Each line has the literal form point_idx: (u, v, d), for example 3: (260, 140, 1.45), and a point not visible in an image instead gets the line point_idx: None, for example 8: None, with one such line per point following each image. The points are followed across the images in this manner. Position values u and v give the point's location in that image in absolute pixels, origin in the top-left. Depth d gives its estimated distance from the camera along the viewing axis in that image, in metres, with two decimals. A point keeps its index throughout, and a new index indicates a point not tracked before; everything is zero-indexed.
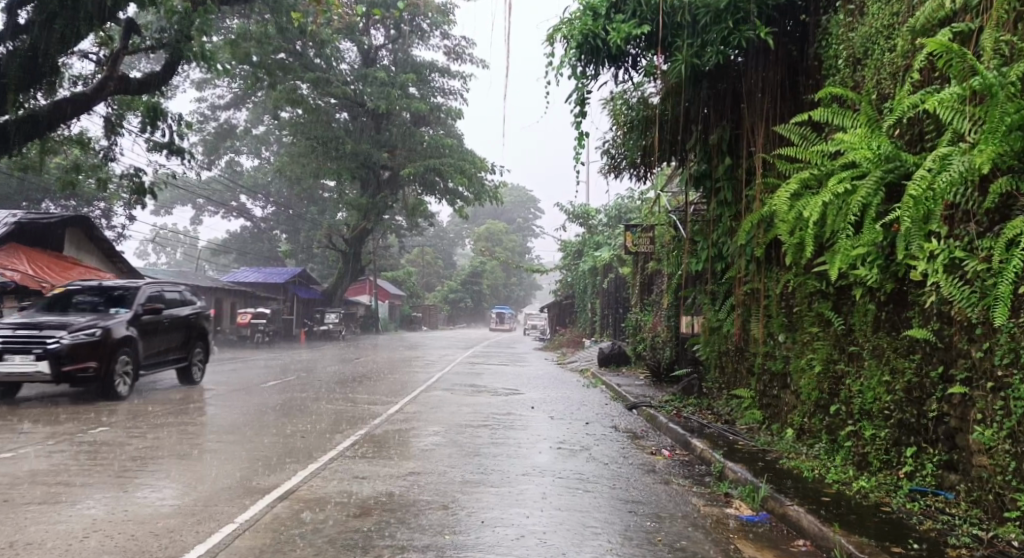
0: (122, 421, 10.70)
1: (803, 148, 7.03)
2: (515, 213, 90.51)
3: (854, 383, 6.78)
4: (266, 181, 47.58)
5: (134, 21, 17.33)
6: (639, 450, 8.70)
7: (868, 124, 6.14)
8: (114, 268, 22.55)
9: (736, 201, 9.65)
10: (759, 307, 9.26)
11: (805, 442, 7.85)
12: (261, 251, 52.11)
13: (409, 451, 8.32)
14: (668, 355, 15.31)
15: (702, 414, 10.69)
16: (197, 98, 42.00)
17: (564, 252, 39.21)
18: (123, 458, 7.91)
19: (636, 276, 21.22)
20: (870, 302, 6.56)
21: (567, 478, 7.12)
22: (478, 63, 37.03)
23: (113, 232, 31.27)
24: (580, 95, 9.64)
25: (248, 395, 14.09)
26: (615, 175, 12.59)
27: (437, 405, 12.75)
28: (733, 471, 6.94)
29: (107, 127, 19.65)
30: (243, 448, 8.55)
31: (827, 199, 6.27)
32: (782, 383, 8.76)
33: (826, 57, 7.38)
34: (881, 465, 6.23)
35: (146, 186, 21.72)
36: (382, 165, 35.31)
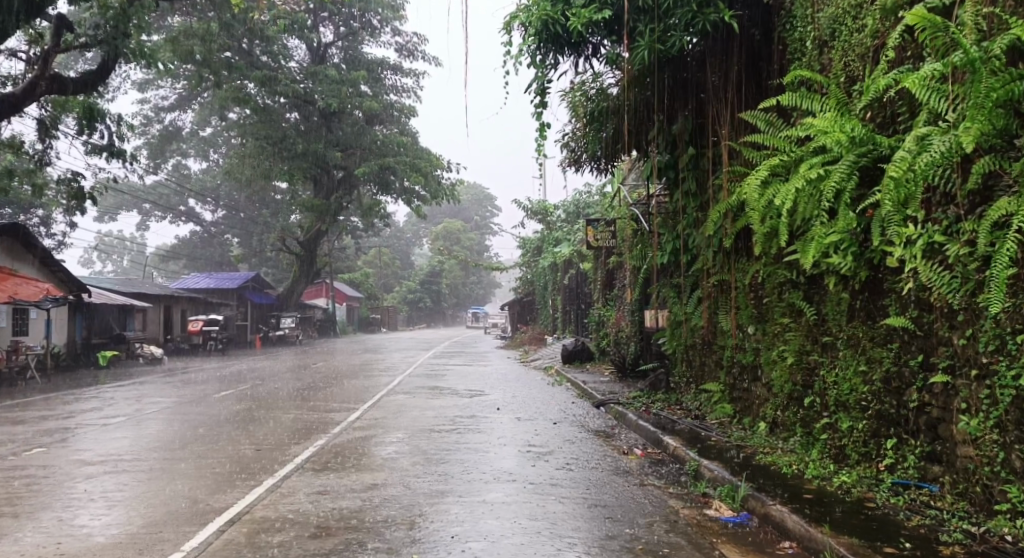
0: (63, 440, 10.09)
1: (771, 134, 6.86)
2: (472, 211, 90.14)
3: (829, 375, 6.61)
4: (215, 184, 46.34)
5: (66, 17, 16.52)
6: (610, 449, 8.45)
7: (837, 107, 5.98)
8: (52, 277, 21.46)
9: (700, 192, 9.48)
10: (727, 298, 9.08)
11: (780, 436, 7.67)
12: (212, 256, 50.77)
13: (371, 460, 7.94)
14: (633, 349, 15.16)
15: (671, 410, 10.51)
16: (140, 99, 40.57)
17: (523, 250, 38.97)
18: (63, 483, 7.37)
19: (597, 272, 21.05)
20: (843, 292, 6.40)
21: (539, 483, 6.83)
22: (430, 60, 36.56)
23: (54, 240, 30.03)
24: (540, 85, 9.33)
25: (200, 408, 13.49)
26: (576, 169, 12.34)
27: (399, 410, 12.36)
28: (709, 469, 6.71)
29: (41, 130, 18.73)
30: (193, 466, 8.06)
31: (799, 185, 6.09)
32: (752, 375, 8.61)
33: (791, 41, 7.23)
34: (860, 459, 6.06)
35: (85, 191, 20.76)
36: (335, 165, 34.58)
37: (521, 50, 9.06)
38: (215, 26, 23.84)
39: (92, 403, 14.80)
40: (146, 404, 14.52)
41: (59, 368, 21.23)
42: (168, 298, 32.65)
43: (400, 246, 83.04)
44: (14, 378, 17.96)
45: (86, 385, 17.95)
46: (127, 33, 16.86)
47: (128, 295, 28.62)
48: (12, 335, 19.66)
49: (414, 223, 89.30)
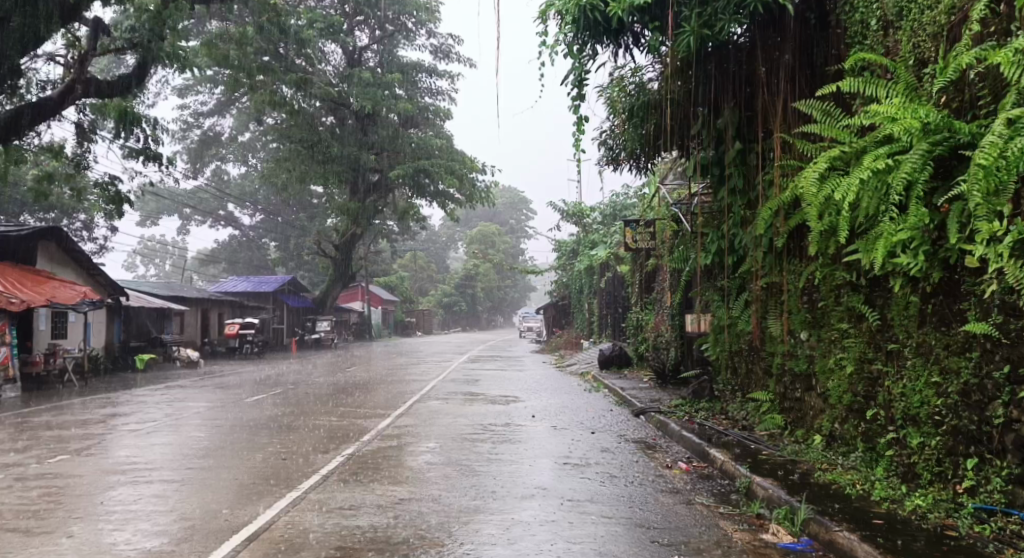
0: (93, 446, 9.93)
1: (829, 125, 6.34)
2: (507, 214, 89.88)
3: (895, 386, 6.06)
4: (253, 189, 46.73)
5: (103, 20, 16.57)
6: (653, 463, 7.95)
7: (906, 93, 5.47)
8: (90, 281, 21.64)
9: (748, 189, 8.93)
10: (777, 302, 8.53)
11: (838, 451, 7.11)
12: (249, 259, 51.24)
13: (400, 472, 7.56)
14: (673, 355, 14.62)
15: (716, 420, 9.97)
16: (180, 106, 40.84)
17: (559, 253, 38.52)
18: (89, 493, 7.14)
19: (635, 275, 20.51)
20: (912, 294, 5.84)
21: (577, 500, 6.38)
22: (465, 61, 36.34)
23: (95, 243, 30.50)
24: (577, 76, 8.88)
25: (232, 414, 13.29)
26: (615, 168, 11.86)
27: (432, 417, 12.01)
28: (762, 488, 6.19)
29: (79, 134, 18.83)
30: (218, 477, 7.78)
31: (863, 178, 5.56)
32: (805, 385, 8.04)
33: (849, 24, 6.68)
34: (933, 478, 5.52)
35: (122, 196, 20.86)
36: (371, 168, 34.53)
37: (557, 40, 8.62)
38: (251, 30, 23.74)
39: (127, 407, 14.76)
40: (179, 408, 14.41)
41: (97, 372, 21.37)
42: (206, 301, 32.84)
43: (434, 250, 83.26)
44: (53, 381, 18.05)
45: (122, 389, 17.99)
46: (163, 36, 16.83)
47: (167, 298, 28.79)
48: (52, 338, 19.80)
49: (449, 226, 89.41)
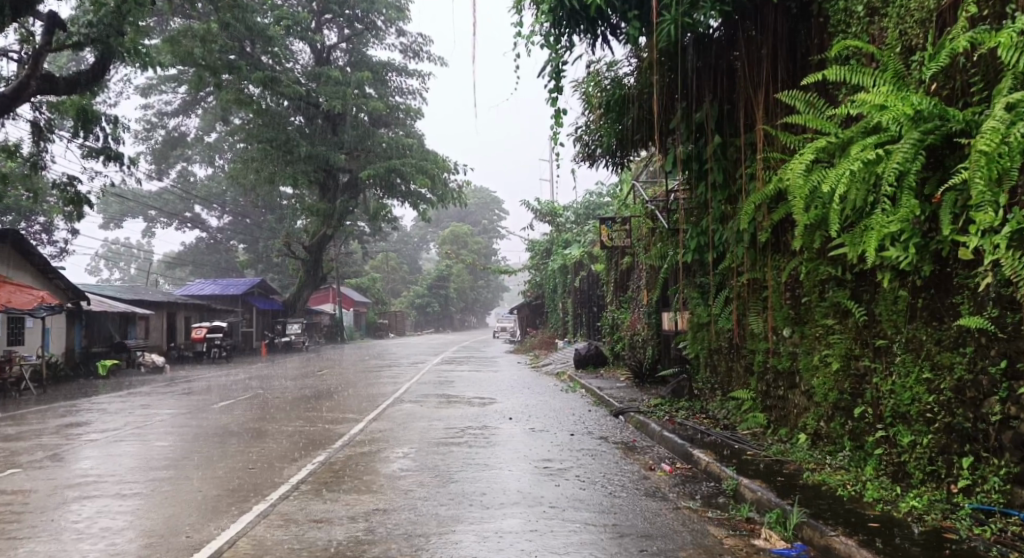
0: (50, 458, 9.46)
1: (814, 116, 6.19)
2: (479, 214, 89.48)
3: (884, 383, 5.90)
4: (221, 191, 45.85)
5: (57, 15, 15.95)
6: (635, 465, 7.72)
7: (893, 81, 5.32)
8: (49, 286, 20.91)
9: (728, 184, 8.77)
10: (758, 299, 8.37)
11: (823, 449, 6.96)
12: (217, 262, 50.28)
13: (374, 481, 7.24)
14: (650, 353, 14.49)
15: (697, 419, 9.80)
16: (143, 105, 39.82)
17: (532, 252, 38.33)
18: (48, 509, 6.74)
19: (609, 274, 20.38)
20: (901, 289, 5.70)
21: (560, 506, 6.15)
22: (435, 60, 35.96)
23: (55, 246, 29.65)
24: (554, 68, 8.65)
25: (198, 421, 12.84)
26: (591, 164, 11.65)
27: (407, 420, 11.70)
28: (750, 490, 6.00)
29: (35, 133, 18.14)
30: (183, 489, 7.39)
31: (852, 170, 5.39)
32: (788, 382, 7.89)
33: (832, 12, 6.53)
34: (926, 477, 5.37)
35: (82, 196, 20.16)
36: (341, 167, 33.99)
37: (534, 31, 8.40)
38: (215, 27, 23.15)
39: (90, 416, 14.20)
40: (143, 416, 13.89)
41: (57, 379, 20.65)
42: (172, 304, 32.07)
43: (406, 251, 82.68)
44: (9, 390, 17.37)
45: (82, 397, 17.35)
46: (122, 31, 16.23)
47: (130, 302, 28.00)
48: (8, 345, 19.08)
49: (421, 226, 88.77)
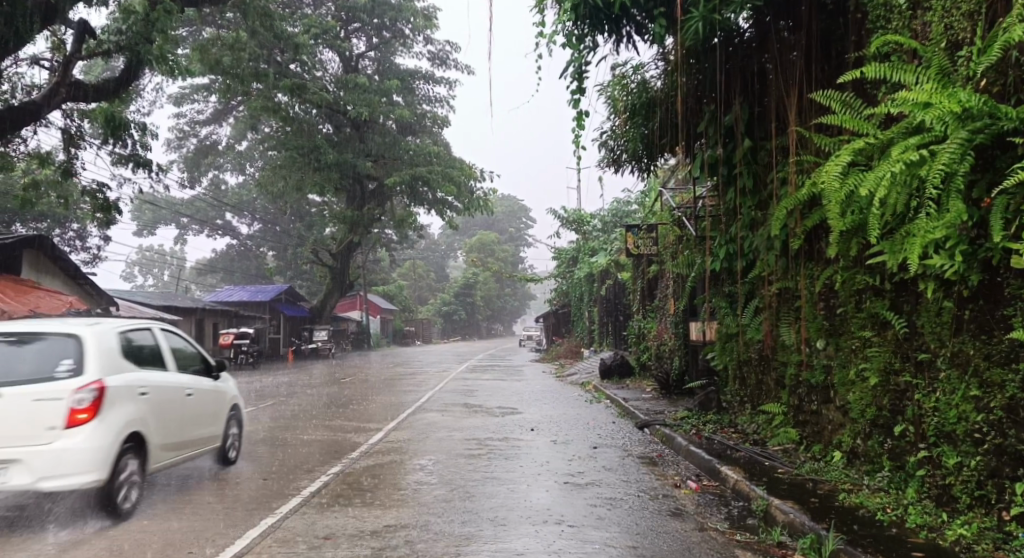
0: None
1: (851, 117, 5.89)
2: (506, 223, 89.41)
3: (927, 400, 5.54)
4: (250, 198, 46.32)
5: (88, 22, 16.12)
6: (660, 482, 7.41)
7: (938, 79, 5.02)
8: (78, 291, 21.10)
9: (758, 189, 8.46)
10: (790, 309, 8.01)
11: (860, 469, 6.59)
12: (246, 269, 50.70)
13: (388, 494, 7.01)
14: (677, 364, 14.13)
15: (725, 433, 9.43)
16: (175, 114, 40.27)
17: (558, 260, 38.02)
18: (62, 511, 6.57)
19: (636, 282, 20.02)
20: (946, 300, 5.35)
21: (580, 526, 5.85)
22: (462, 68, 35.92)
23: (88, 252, 30.06)
24: (576, 68, 8.40)
25: None
26: (615, 170, 11.39)
27: (427, 430, 11.49)
28: (782, 512, 5.66)
29: (66, 140, 18.33)
30: (197, 498, 7.20)
31: (893, 172, 5.07)
32: (822, 397, 7.52)
33: (870, 7, 6.21)
34: (974, 502, 5.00)
35: (112, 203, 20.34)
36: (368, 175, 34.02)
37: (557, 30, 8.21)
38: (244, 34, 23.27)
39: None
40: None
41: None
42: (201, 311, 32.34)
43: (433, 259, 82.90)
44: None
45: None
46: (151, 38, 16.31)
47: (159, 308, 28.23)
48: None
49: (448, 234, 88.93)
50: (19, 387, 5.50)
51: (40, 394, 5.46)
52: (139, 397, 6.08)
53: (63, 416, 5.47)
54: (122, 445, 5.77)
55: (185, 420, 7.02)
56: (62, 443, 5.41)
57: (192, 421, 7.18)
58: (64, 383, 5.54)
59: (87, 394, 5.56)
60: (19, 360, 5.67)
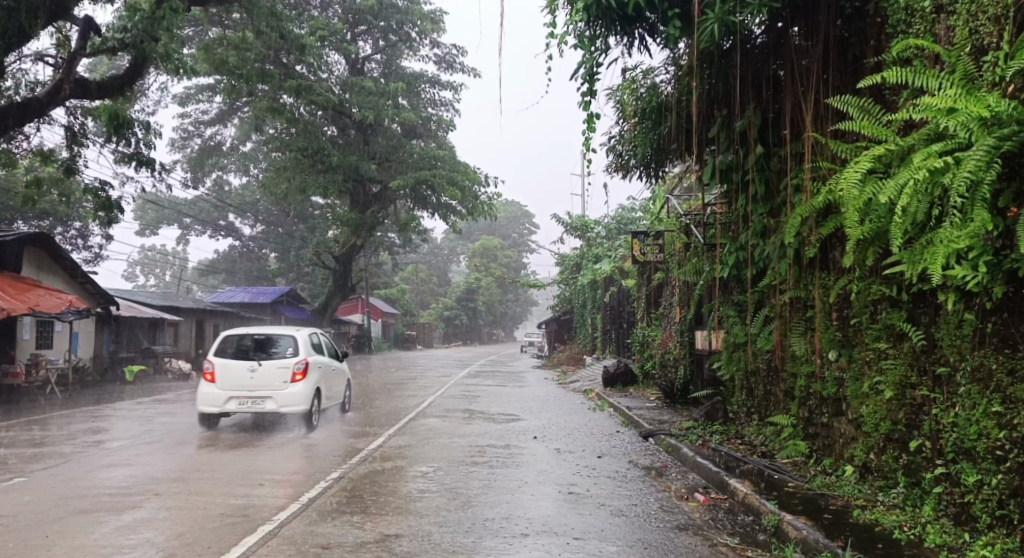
0: (67, 466, 9.29)
1: (870, 123, 5.75)
2: (509, 228, 89.27)
3: (945, 415, 5.38)
4: (254, 199, 46.22)
5: (93, 19, 16.00)
6: (666, 494, 7.25)
7: (962, 85, 4.88)
8: (79, 290, 21.00)
9: (770, 196, 8.32)
10: (802, 319, 7.86)
11: (874, 484, 6.42)
12: (249, 270, 50.58)
13: (389, 501, 6.88)
14: (682, 373, 13.98)
15: (732, 444, 9.28)
16: (180, 114, 40.20)
17: (562, 266, 37.85)
18: (55, 524, 6.43)
19: (641, 290, 19.87)
20: (966, 312, 5.20)
21: (584, 538, 5.69)
22: (468, 72, 35.81)
23: (90, 251, 29.96)
24: (587, 70, 8.29)
25: (217, 430, 12.62)
26: (624, 175, 11.27)
27: (428, 436, 11.35)
28: (794, 528, 5.49)
29: (69, 137, 18.25)
30: (193, 505, 7.06)
31: (915, 180, 4.92)
32: (833, 409, 7.36)
33: (891, 12, 6.08)
34: (995, 522, 4.84)
35: (114, 202, 20.23)
36: (372, 178, 33.92)
37: (568, 31, 8.11)
38: (250, 35, 23.17)
39: (115, 422, 14.07)
40: (164, 424, 13.72)
41: (83, 384, 20.66)
42: (202, 311, 32.26)
43: (436, 263, 82.81)
44: (34, 393, 17.37)
45: (106, 402, 17.26)
46: (156, 37, 16.19)
47: (161, 308, 28.13)
48: (36, 349, 19.17)
49: (451, 238, 88.81)
50: (269, 362, 11.67)
51: (279, 366, 11.62)
52: (317, 368, 12.38)
53: (290, 376, 11.67)
54: (311, 395, 11.87)
55: (327, 379, 13.31)
56: (290, 390, 11.62)
57: (328, 380, 13.41)
58: (289, 360, 11.76)
59: (300, 365, 11.79)
60: (263, 350, 11.83)
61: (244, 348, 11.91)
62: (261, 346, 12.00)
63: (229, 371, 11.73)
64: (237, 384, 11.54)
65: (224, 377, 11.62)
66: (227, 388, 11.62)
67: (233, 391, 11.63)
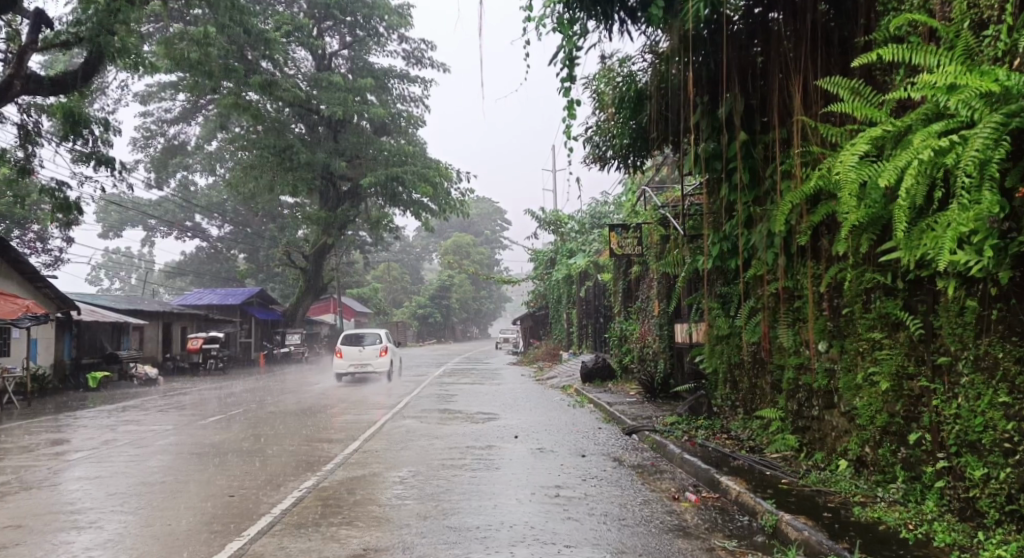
0: (22, 481, 8.80)
1: (863, 105, 5.55)
2: (481, 225, 88.84)
3: (947, 407, 5.17)
4: (221, 199, 45.33)
5: (45, 12, 15.30)
6: (656, 494, 6.99)
7: (963, 61, 4.67)
8: (37, 295, 20.24)
9: (755, 184, 8.11)
10: (791, 311, 7.64)
11: (870, 479, 6.20)
12: (218, 271, 49.62)
13: (366, 512, 6.52)
14: (662, 368, 13.78)
15: (718, 439, 9.05)
16: (142, 113, 39.09)
17: (536, 262, 37.53)
18: (7, 546, 5.93)
19: (617, 284, 19.62)
20: (969, 299, 4.99)
21: (576, 546, 5.38)
22: (438, 66, 35.28)
23: (50, 254, 29.02)
24: (567, 54, 7.99)
25: (185, 438, 12.12)
26: (601, 166, 11.01)
27: (405, 438, 10.99)
28: (796, 529, 5.24)
29: (22, 136, 17.48)
30: (154, 520, 6.64)
31: (918, 160, 4.70)
32: (825, 401, 7.14)
33: None
34: (1003, 518, 4.63)
35: (72, 203, 19.47)
36: (341, 175, 33.30)
37: (546, 14, 7.83)
38: (212, 30, 22.39)
39: (77, 432, 13.46)
40: (127, 433, 13.19)
41: (43, 391, 19.93)
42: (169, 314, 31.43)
43: (408, 261, 82.19)
44: None
45: (68, 411, 16.62)
46: (112, 30, 15.52)
47: (125, 312, 27.30)
48: None
49: (424, 236, 88.16)
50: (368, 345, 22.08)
51: (373, 347, 22.13)
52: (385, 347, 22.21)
53: (378, 352, 22.08)
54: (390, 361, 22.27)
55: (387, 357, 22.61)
56: (380, 359, 22.13)
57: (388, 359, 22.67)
58: (377, 344, 22.19)
59: (382, 347, 22.18)
60: (363, 340, 22.25)
61: (353, 339, 22.34)
62: (360, 338, 22.39)
63: (349, 351, 22.30)
64: (352, 356, 21.92)
65: (345, 354, 22.17)
66: (347, 361, 22.10)
67: (349, 363, 22.06)
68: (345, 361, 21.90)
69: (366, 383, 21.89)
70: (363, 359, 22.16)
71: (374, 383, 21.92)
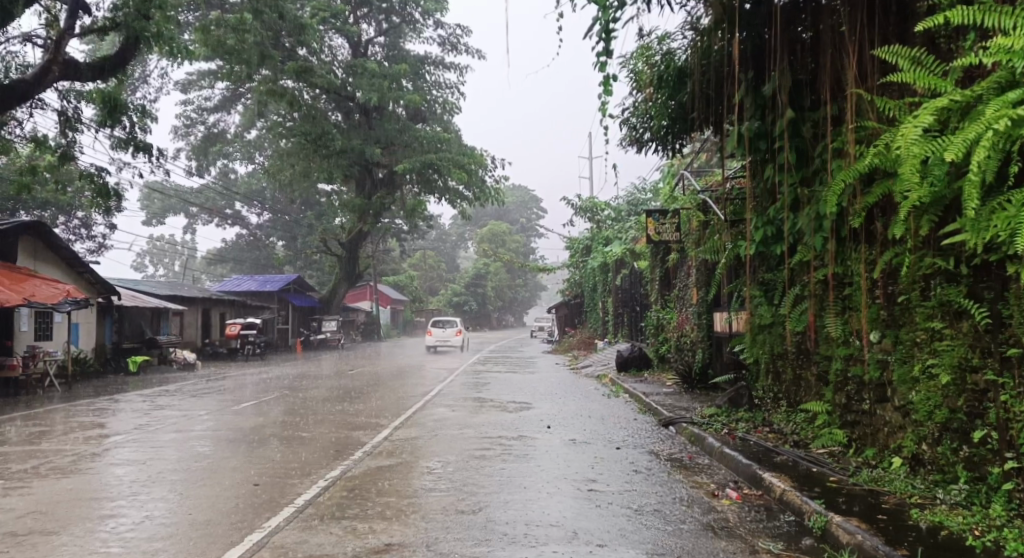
0: (56, 465, 8.76)
1: (926, 74, 5.10)
2: (517, 214, 88.46)
3: (1018, 403, 4.75)
4: (260, 187, 45.73)
5: None
6: (695, 490, 6.64)
7: None
8: (78, 280, 20.53)
9: (802, 165, 7.66)
10: (839, 298, 7.20)
11: (926, 478, 5.79)
12: (256, 259, 50.15)
13: (392, 504, 6.30)
14: (699, 357, 13.35)
15: (760, 433, 8.64)
16: (182, 101, 39.46)
17: (572, 250, 37.07)
18: (33, 533, 5.77)
19: (654, 271, 19.16)
20: None
21: (610, 546, 5.07)
22: (473, 53, 34.98)
23: (94, 240, 29.49)
24: (604, 26, 7.56)
25: (218, 423, 12.05)
26: (639, 149, 10.62)
27: (436, 427, 10.77)
28: (848, 532, 4.89)
29: (62, 122, 17.61)
30: (179, 508, 6.48)
31: (993, 131, 4.27)
32: (875, 395, 6.71)
33: None
34: None
35: (111, 188, 19.63)
36: (377, 162, 33.18)
37: None
38: (249, 16, 22.04)
39: (114, 416, 13.49)
40: (164, 417, 13.21)
41: (84, 375, 20.23)
42: (208, 300, 31.78)
43: (443, 249, 82.35)
44: (34, 386, 16.93)
45: (107, 394, 16.79)
46: (148, 15, 15.49)
47: (164, 298, 27.57)
48: (36, 340, 18.80)
49: (460, 225, 88.15)
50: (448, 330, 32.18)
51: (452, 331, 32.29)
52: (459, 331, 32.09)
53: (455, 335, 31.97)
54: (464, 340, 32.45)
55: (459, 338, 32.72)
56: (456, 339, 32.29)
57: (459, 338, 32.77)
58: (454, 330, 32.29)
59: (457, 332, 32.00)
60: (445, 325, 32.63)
61: (439, 324, 32.79)
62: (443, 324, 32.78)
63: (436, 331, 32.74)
64: (439, 336, 32.33)
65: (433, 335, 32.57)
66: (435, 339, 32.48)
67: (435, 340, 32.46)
68: (433, 338, 32.28)
69: (401, 371, 21.91)
70: (445, 338, 32.52)
71: (409, 370, 21.93)
